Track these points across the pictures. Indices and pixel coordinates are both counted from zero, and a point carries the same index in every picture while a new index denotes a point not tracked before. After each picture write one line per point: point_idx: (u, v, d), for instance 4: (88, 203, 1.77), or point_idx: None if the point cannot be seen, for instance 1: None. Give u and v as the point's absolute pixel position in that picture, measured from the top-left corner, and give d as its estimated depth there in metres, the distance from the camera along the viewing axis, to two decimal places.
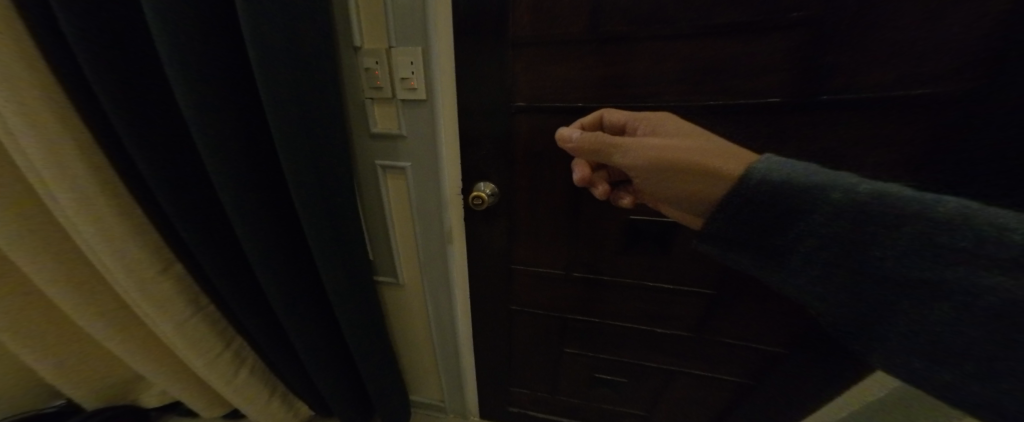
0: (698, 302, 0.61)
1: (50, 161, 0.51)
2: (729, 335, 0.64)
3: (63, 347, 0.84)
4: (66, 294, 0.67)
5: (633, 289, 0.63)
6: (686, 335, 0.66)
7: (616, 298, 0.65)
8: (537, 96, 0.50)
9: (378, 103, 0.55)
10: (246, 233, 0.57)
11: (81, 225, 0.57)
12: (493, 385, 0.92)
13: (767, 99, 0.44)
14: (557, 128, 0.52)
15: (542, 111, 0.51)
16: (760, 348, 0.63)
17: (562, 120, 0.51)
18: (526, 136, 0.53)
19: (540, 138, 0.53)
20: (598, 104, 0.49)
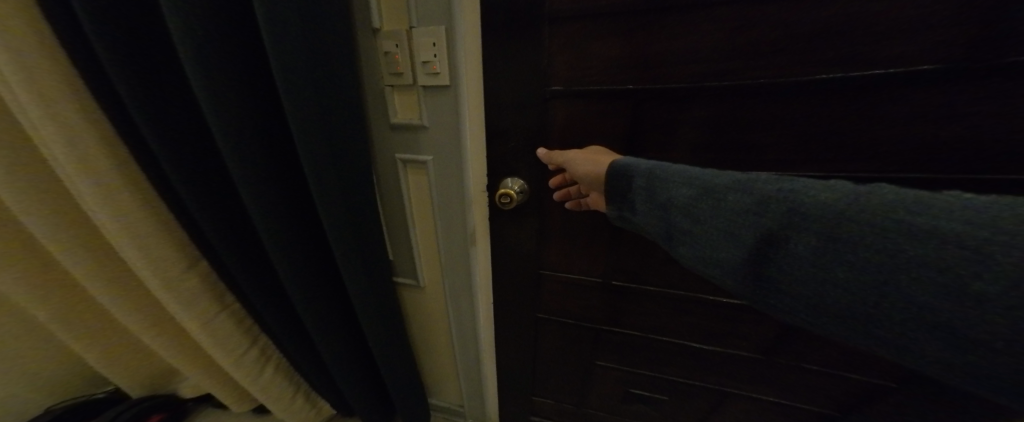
0: (752, 317, 0.54)
1: (73, 156, 0.51)
2: (808, 360, 0.56)
3: (103, 340, 0.85)
4: (104, 290, 0.68)
5: (687, 303, 0.56)
6: (751, 357, 0.58)
7: (665, 313, 0.58)
8: (576, 79, 0.44)
9: (397, 90, 0.50)
10: (267, 232, 0.54)
11: (107, 221, 0.56)
12: (517, 397, 0.86)
13: (869, 69, 0.37)
14: (601, 114, 0.46)
15: (581, 95, 0.45)
16: (851, 376, 0.54)
17: (603, 105, 0.45)
18: (563, 124, 0.47)
19: (579, 127, 0.47)
20: (649, 85, 0.43)
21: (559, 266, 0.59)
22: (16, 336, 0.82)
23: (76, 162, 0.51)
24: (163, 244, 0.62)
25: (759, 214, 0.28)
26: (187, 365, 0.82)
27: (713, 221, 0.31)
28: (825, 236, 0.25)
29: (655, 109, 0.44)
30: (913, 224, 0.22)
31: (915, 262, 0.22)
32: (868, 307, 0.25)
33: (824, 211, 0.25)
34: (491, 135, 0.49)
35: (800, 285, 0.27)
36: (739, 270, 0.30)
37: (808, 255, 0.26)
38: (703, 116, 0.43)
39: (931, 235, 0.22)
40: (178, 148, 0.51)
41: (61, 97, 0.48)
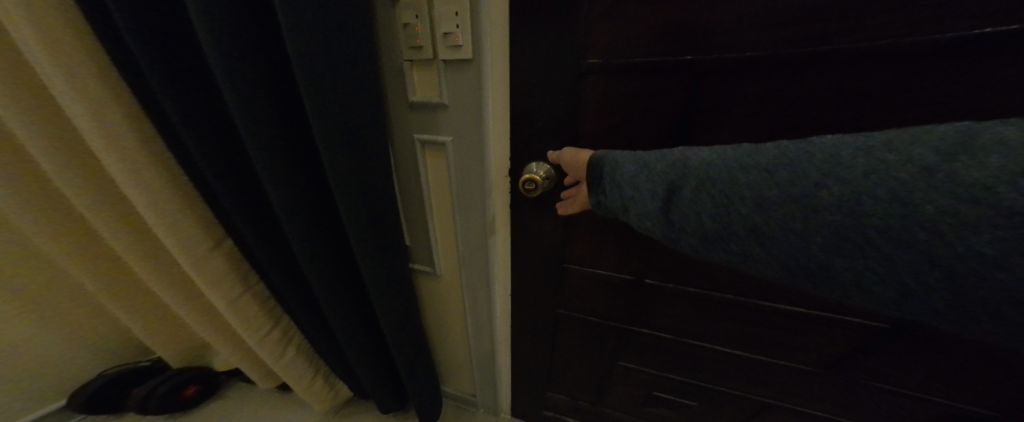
0: (817, 328, 0.48)
1: (101, 131, 0.51)
2: (883, 381, 0.50)
3: (143, 313, 0.88)
4: (146, 265, 0.70)
5: (734, 308, 0.51)
6: (810, 370, 0.53)
7: (706, 316, 0.54)
8: (620, 51, 0.39)
9: (417, 66, 0.47)
10: (286, 211, 0.54)
11: (135, 197, 0.57)
12: (530, 391, 0.84)
13: (971, 29, 0.30)
14: (647, 91, 0.41)
15: (620, 70, 0.40)
16: (938, 401, 0.48)
17: (644, 80, 0.41)
18: (600, 103, 0.43)
19: (621, 106, 0.42)
20: (710, 57, 0.37)
21: (586, 260, 0.55)
22: (66, 304, 0.87)
23: (102, 136, 0.51)
24: (191, 221, 0.63)
25: (665, 168, 0.32)
26: (218, 339, 0.84)
27: (634, 178, 0.34)
28: (710, 179, 0.29)
29: (704, 83, 0.39)
30: (763, 163, 0.28)
31: (770, 191, 0.27)
32: (741, 233, 0.28)
33: (709, 161, 0.30)
34: (516, 113, 0.45)
35: (698, 227, 0.30)
36: (675, 226, 0.31)
37: (702, 199, 0.29)
38: (760, 91, 0.38)
39: (774, 169, 0.27)
40: (200, 126, 0.50)
41: (86, 72, 0.48)
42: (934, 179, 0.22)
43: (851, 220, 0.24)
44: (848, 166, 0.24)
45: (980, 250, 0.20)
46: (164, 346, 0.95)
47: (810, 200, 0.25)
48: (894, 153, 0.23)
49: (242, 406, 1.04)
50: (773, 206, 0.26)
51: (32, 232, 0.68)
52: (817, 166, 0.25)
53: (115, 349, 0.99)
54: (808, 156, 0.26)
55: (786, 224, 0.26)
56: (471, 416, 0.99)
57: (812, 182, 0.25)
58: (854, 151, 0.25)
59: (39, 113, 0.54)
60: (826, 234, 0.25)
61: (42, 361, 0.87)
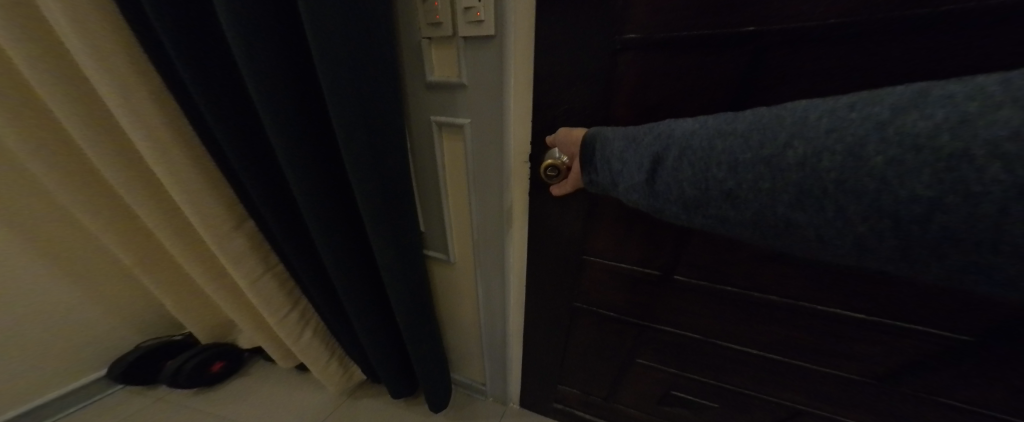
0: (880, 338, 0.44)
1: (127, 108, 0.52)
2: (945, 394, 0.46)
3: (175, 289, 0.91)
4: (176, 243, 0.72)
5: (775, 309, 0.47)
6: (865, 381, 0.49)
7: (739, 316, 0.51)
8: (665, 24, 0.36)
9: (436, 44, 0.45)
10: (303, 193, 0.53)
11: (162, 176, 0.58)
12: (541, 383, 0.83)
13: None
14: (695, 68, 0.37)
15: (658, 46, 0.37)
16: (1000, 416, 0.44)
17: (685, 58, 0.37)
18: (637, 82, 0.39)
19: (663, 85, 0.39)
20: (776, 29, 0.33)
21: (608, 254, 0.53)
22: (105, 277, 0.92)
23: (129, 113, 0.52)
24: (214, 200, 0.64)
25: (649, 140, 0.31)
26: (242, 318, 0.87)
27: (622, 152, 0.34)
28: (689, 147, 0.28)
29: (752, 61, 0.35)
30: (739, 127, 0.26)
31: (754, 157, 0.25)
32: (715, 199, 0.27)
33: (689, 129, 0.29)
34: (539, 95, 0.43)
35: (677, 195, 0.29)
36: (661, 199, 0.30)
37: (681, 167, 0.28)
38: (815, 69, 0.34)
39: (748, 132, 0.26)
40: (222, 105, 0.50)
41: (113, 48, 0.49)
42: (888, 132, 0.20)
43: (813, 177, 0.22)
44: (810, 125, 0.23)
45: (918, 195, 0.19)
46: (193, 321, 1.00)
47: (777, 161, 0.24)
48: (856, 110, 0.22)
49: (263, 383, 1.07)
50: (743, 170, 0.25)
51: (73, 207, 0.71)
52: (784, 127, 0.24)
53: (148, 322, 1.04)
54: (778, 118, 0.25)
55: (756, 186, 0.25)
56: (481, 404, 0.99)
57: (780, 142, 0.24)
58: (821, 111, 0.23)
59: (72, 91, 0.55)
60: (791, 192, 0.23)
61: (83, 330, 0.92)
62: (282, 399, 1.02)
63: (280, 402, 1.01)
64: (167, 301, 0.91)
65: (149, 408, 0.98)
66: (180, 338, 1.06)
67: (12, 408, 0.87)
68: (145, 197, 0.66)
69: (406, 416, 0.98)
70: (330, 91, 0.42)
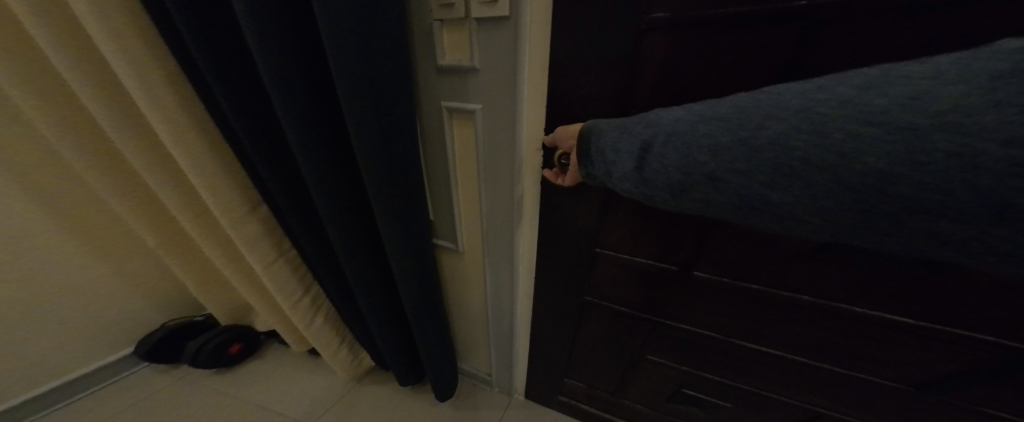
0: (914, 342, 0.42)
1: (144, 92, 0.52)
2: (982, 402, 0.43)
3: (195, 272, 0.94)
4: (195, 226, 0.74)
5: (797, 308, 0.45)
6: (895, 387, 0.47)
7: (756, 314, 0.49)
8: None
9: (448, 26, 0.44)
10: (315, 179, 0.53)
11: (180, 160, 0.59)
12: (547, 375, 0.83)
13: None
14: (734, 47, 0.34)
15: (689, 24, 0.34)
16: None
17: (719, 37, 0.34)
18: (664, 64, 0.37)
19: (694, 67, 0.36)
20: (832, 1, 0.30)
21: (622, 247, 0.51)
22: (130, 258, 0.95)
23: (148, 96, 0.53)
24: (229, 186, 0.65)
25: (640, 129, 0.32)
26: (258, 302, 0.89)
27: (614, 143, 0.34)
28: (676, 133, 0.29)
29: (795, 40, 0.32)
30: (721, 112, 0.28)
31: (734, 138, 0.27)
32: (700, 182, 0.28)
33: (676, 117, 0.30)
34: (554, 79, 0.41)
35: (665, 180, 0.30)
36: (652, 185, 0.31)
37: (669, 154, 0.29)
38: (866, 47, 0.31)
39: (727, 117, 0.28)
40: (237, 90, 0.50)
41: (131, 32, 0.49)
42: (848, 112, 0.24)
43: (785, 156, 0.25)
44: (784, 108, 0.26)
45: (871, 167, 0.23)
46: (211, 304, 1.03)
47: (756, 141, 0.26)
48: (822, 94, 0.25)
49: (278, 366, 1.10)
50: (726, 152, 0.27)
51: (100, 189, 0.73)
52: (760, 111, 0.27)
53: (170, 304, 1.07)
54: (755, 103, 0.27)
55: (735, 167, 0.27)
56: (486, 394, 1.00)
57: (756, 124, 0.27)
58: (793, 96, 0.26)
59: (93, 75, 0.56)
60: (765, 171, 0.26)
61: (109, 310, 0.96)
62: (296, 382, 1.05)
63: (295, 385, 1.04)
64: (190, 283, 0.94)
65: (172, 387, 1.02)
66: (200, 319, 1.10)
67: (44, 385, 0.90)
68: (167, 182, 0.68)
69: (415, 403, 0.99)
70: (341, 74, 0.41)
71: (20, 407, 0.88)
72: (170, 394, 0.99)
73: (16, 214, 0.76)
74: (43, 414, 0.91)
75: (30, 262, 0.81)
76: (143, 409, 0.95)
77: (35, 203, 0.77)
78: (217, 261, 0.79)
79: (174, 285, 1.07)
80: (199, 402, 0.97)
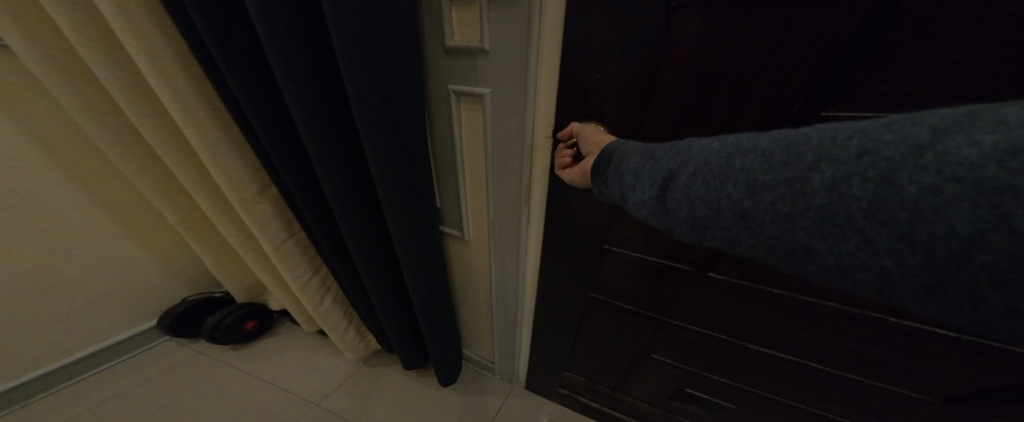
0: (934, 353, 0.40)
1: (155, 71, 0.52)
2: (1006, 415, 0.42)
3: (213, 251, 0.97)
4: (212, 206, 0.75)
5: (814, 314, 0.44)
6: (912, 396, 0.45)
7: (769, 319, 0.47)
8: None
9: (457, 5, 0.42)
10: (322, 161, 0.53)
11: (192, 140, 0.59)
12: (548, 368, 0.83)
13: None
14: (777, 26, 0.30)
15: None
16: None
17: (765, 15, 0.30)
18: (691, 44, 0.34)
19: (729, 50, 0.33)
20: None
21: (632, 243, 0.50)
22: (151, 236, 0.98)
23: (160, 75, 0.52)
24: (241, 166, 0.65)
25: (666, 156, 0.28)
26: (273, 283, 0.92)
27: (636, 168, 0.30)
28: (706, 164, 0.25)
29: (861, 16, 0.28)
30: (760, 145, 0.23)
31: (776, 175, 0.22)
32: (728, 221, 0.24)
33: (707, 147, 0.26)
34: (568, 61, 0.39)
35: (688, 213, 0.26)
36: (670, 215, 0.27)
37: (695, 185, 0.25)
38: (945, 28, 0.26)
39: (769, 151, 0.23)
40: (245, 69, 0.49)
41: (139, 9, 0.48)
42: (924, 158, 0.18)
43: (837, 203, 0.20)
44: (840, 146, 0.20)
45: (958, 231, 0.17)
46: (229, 282, 1.06)
47: (796, 181, 0.21)
48: (893, 130, 0.19)
49: (290, 344, 1.13)
50: (762, 192, 0.22)
51: (122, 167, 0.75)
52: (808, 147, 0.21)
53: (189, 281, 1.11)
54: (805, 137, 0.22)
55: (773, 209, 0.22)
56: (489, 380, 1.01)
57: (805, 164, 0.21)
58: (852, 130, 0.20)
59: (110, 53, 0.56)
60: (810, 217, 0.21)
61: (132, 286, 0.99)
62: (306, 360, 1.08)
63: (305, 363, 1.07)
64: (209, 261, 0.97)
65: (191, 360, 1.06)
66: (218, 295, 1.13)
67: (75, 354, 0.95)
68: (183, 161, 0.68)
69: (420, 386, 1.01)
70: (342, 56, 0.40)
71: (51, 375, 0.92)
72: (188, 367, 1.04)
73: (41, 190, 0.78)
74: (75, 380, 0.97)
75: (58, 237, 0.84)
76: (164, 381, 0.99)
77: (60, 178, 0.79)
78: (232, 240, 0.81)
79: (193, 263, 1.10)
80: (215, 375, 1.01)
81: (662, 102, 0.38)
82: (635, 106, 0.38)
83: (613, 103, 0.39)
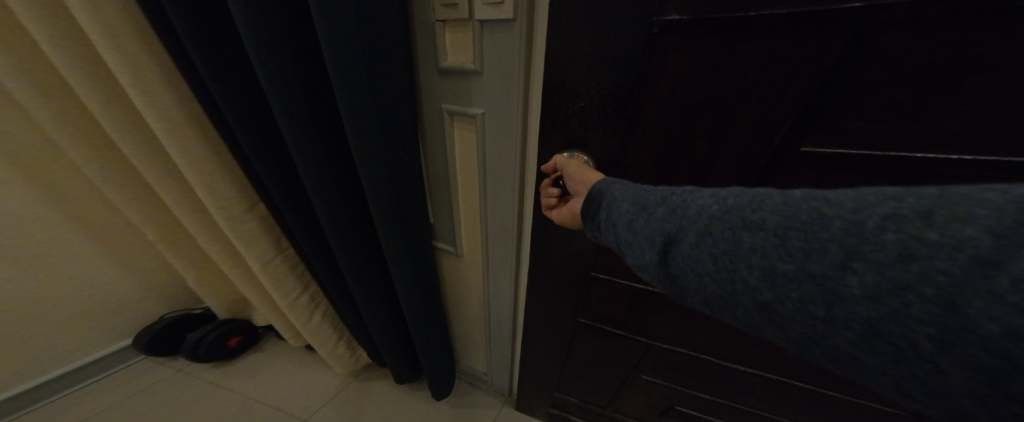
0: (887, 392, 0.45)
1: (139, 88, 0.50)
2: None
3: (196, 269, 0.94)
4: (192, 222, 0.72)
5: None
6: (890, 412, 0.47)
7: (752, 342, 0.49)
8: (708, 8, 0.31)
9: (450, 27, 0.42)
10: (314, 182, 0.52)
11: (177, 158, 0.57)
12: (540, 389, 0.81)
13: None
14: (757, 58, 0.32)
15: (717, 28, 0.31)
16: None
17: (747, 52, 0.32)
18: (673, 73, 0.35)
19: (712, 84, 0.34)
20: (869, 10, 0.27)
21: (621, 261, 0.50)
22: (131, 252, 0.94)
23: (143, 93, 0.51)
24: (228, 184, 0.64)
25: (661, 212, 0.26)
26: (259, 301, 0.89)
27: (630, 221, 0.28)
28: (709, 235, 0.23)
29: (836, 55, 0.29)
30: (769, 221, 0.21)
31: (797, 265, 0.20)
32: (748, 308, 0.22)
33: (707, 209, 0.24)
34: (550, 90, 0.39)
35: (700, 289, 0.24)
36: (677, 284, 0.26)
37: (701, 258, 0.23)
38: (914, 73, 0.28)
39: (783, 233, 0.20)
40: (233, 88, 0.48)
41: (125, 27, 0.47)
42: (997, 284, 0.15)
43: (891, 321, 0.17)
44: (874, 241, 0.18)
45: None
46: (213, 298, 1.02)
47: (820, 272, 0.19)
48: (938, 230, 0.16)
49: (275, 361, 1.09)
50: (785, 286, 0.20)
51: (102, 182, 0.73)
52: (829, 234, 0.19)
53: (171, 297, 1.07)
54: (824, 220, 0.19)
55: (806, 310, 0.20)
56: (482, 392, 1.00)
57: (833, 258, 0.19)
58: (882, 219, 0.18)
59: (91, 70, 0.54)
60: (857, 331, 0.18)
61: (108, 303, 0.95)
62: (293, 377, 1.04)
63: (292, 378, 1.03)
64: (190, 278, 0.94)
65: (169, 379, 1.01)
66: (200, 311, 1.09)
67: (45, 374, 0.90)
68: (166, 177, 0.66)
69: (412, 399, 0.99)
70: (340, 89, 0.41)
71: (21, 395, 0.88)
72: (167, 385, 0.99)
73: (15, 206, 0.75)
74: (44, 403, 0.92)
75: (33, 253, 0.80)
76: (139, 402, 0.94)
77: (34, 195, 0.76)
78: (215, 256, 0.78)
79: (176, 279, 1.06)
80: (195, 395, 0.97)
81: (647, 131, 0.39)
82: (621, 132, 0.40)
83: (601, 130, 0.40)
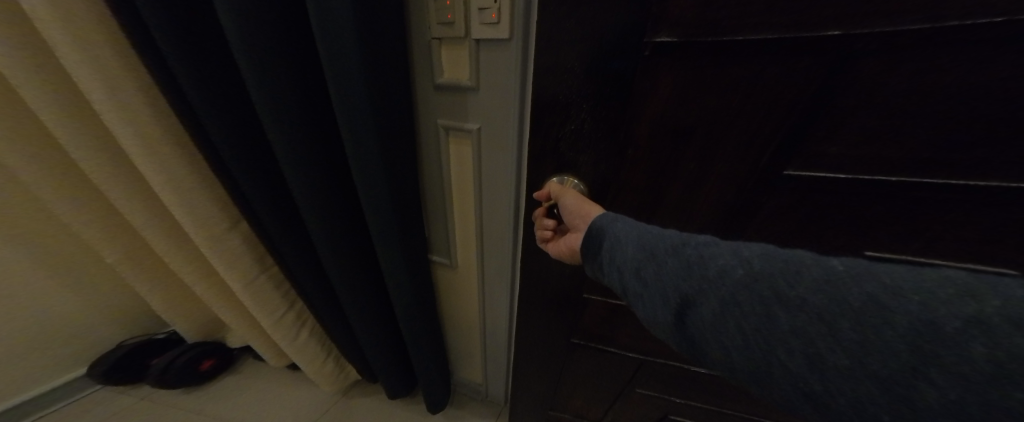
0: None
1: (114, 104, 0.48)
2: None
3: (166, 289, 0.89)
4: (159, 240, 0.68)
5: None
6: None
7: None
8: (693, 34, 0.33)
9: (447, 45, 0.43)
10: (307, 199, 0.51)
11: (151, 175, 0.54)
12: (534, 409, 0.80)
13: None
14: (744, 81, 0.34)
15: (704, 52, 0.33)
16: None
17: (736, 79, 0.34)
18: (663, 96, 0.36)
19: (703, 109, 0.36)
20: (841, 42, 0.29)
21: None
22: (93, 273, 0.89)
23: (120, 109, 0.49)
24: (208, 203, 0.61)
25: (676, 266, 0.26)
26: (239, 321, 0.85)
27: (640, 268, 0.28)
28: (739, 304, 0.23)
29: (817, 83, 0.32)
30: (809, 299, 0.21)
31: (845, 355, 0.19)
32: (785, 388, 0.21)
33: (735, 275, 0.24)
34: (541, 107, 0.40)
35: (726, 358, 0.24)
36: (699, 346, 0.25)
37: (728, 326, 0.23)
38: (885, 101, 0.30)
39: (829, 318, 0.20)
40: (220, 104, 0.47)
41: (100, 41, 0.45)
42: None
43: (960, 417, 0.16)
44: (946, 344, 0.17)
45: None
46: (185, 318, 0.97)
47: (876, 367, 0.18)
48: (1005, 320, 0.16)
49: (257, 382, 1.04)
50: (833, 375, 0.19)
51: (65, 199, 0.68)
52: (878, 323, 0.19)
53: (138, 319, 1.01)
54: (881, 312, 0.19)
55: (860, 402, 0.19)
56: (478, 404, 0.99)
57: (889, 354, 0.18)
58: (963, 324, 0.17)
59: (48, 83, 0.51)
60: None
61: (69, 326, 0.89)
62: (277, 399, 0.99)
63: (278, 399, 0.99)
64: (154, 300, 0.88)
65: (139, 408, 0.94)
66: (162, 337, 1.03)
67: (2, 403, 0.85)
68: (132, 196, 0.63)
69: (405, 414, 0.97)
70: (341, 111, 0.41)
71: None
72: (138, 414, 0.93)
73: None
74: None
75: None
76: None
77: None
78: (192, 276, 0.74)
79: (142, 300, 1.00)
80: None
81: (640, 152, 0.40)
82: (614, 153, 0.41)
83: (596, 149, 0.41)
